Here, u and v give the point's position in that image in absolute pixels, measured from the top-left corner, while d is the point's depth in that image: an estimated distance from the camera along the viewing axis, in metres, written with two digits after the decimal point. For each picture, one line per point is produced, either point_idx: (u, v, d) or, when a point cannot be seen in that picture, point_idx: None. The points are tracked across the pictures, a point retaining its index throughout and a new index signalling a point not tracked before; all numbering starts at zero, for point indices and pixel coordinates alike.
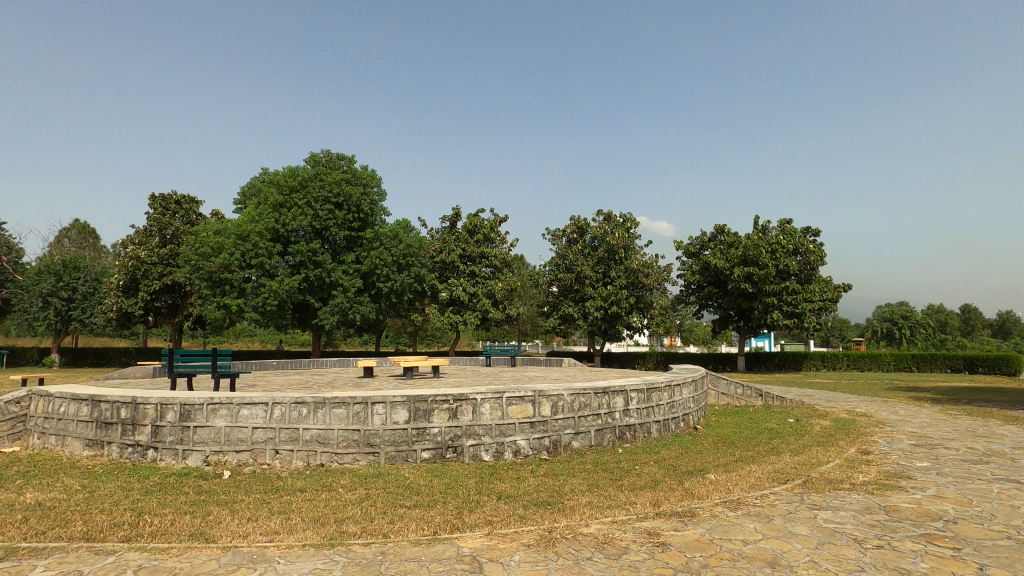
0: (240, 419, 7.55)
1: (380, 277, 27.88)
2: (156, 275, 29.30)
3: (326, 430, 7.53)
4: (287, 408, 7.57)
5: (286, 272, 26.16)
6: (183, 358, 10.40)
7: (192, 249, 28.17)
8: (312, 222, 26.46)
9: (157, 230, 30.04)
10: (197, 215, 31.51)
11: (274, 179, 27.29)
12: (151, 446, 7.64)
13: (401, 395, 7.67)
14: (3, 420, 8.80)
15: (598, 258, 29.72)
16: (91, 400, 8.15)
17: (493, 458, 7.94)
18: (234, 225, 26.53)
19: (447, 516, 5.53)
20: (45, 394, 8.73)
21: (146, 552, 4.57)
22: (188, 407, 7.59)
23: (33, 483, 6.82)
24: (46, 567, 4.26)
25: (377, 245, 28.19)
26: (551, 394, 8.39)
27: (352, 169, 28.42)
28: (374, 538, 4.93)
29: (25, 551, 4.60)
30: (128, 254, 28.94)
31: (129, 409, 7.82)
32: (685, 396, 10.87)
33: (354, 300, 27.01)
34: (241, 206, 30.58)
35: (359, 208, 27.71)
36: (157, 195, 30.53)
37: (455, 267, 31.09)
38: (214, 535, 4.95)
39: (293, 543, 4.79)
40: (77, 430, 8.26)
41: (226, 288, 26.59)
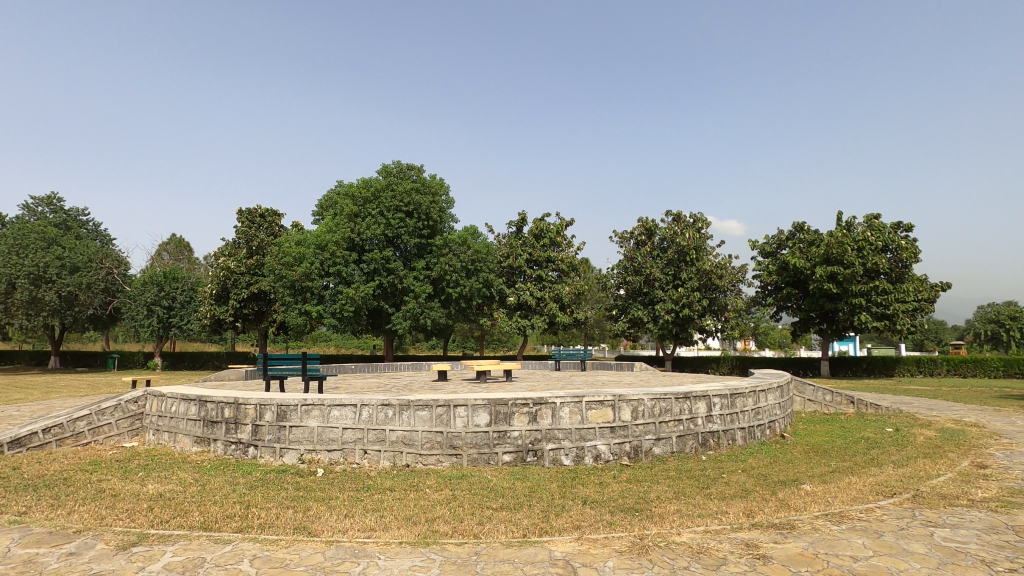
0: (331, 419, 7.93)
1: (449, 282, 28.50)
2: (244, 284, 31.38)
3: (411, 431, 7.78)
4: (374, 409, 7.87)
5: (361, 279, 27.25)
6: (275, 361, 11.06)
7: (275, 260, 29.88)
8: (385, 230, 27.44)
9: (244, 242, 32.17)
10: (279, 227, 33.48)
11: (348, 191, 28.55)
12: (252, 444, 8.16)
13: (482, 398, 7.79)
14: (124, 418, 9.70)
15: (667, 260, 28.99)
16: (198, 400, 8.82)
17: (573, 462, 7.92)
18: (313, 236, 27.93)
19: (535, 519, 5.56)
20: (159, 395, 9.55)
21: (258, 542, 4.88)
22: (284, 408, 8.06)
23: (153, 476, 7.46)
24: (174, 552, 4.65)
25: (446, 251, 28.83)
26: (631, 398, 8.25)
27: (421, 178, 29.18)
28: (466, 538, 5.04)
29: (155, 537, 5.03)
30: (220, 265, 31.14)
31: (232, 409, 8.41)
32: (770, 403, 10.37)
33: (424, 306, 27.75)
34: (319, 218, 32.17)
35: (429, 216, 28.51)
36: (243, 209, 32.63)
37: (522, 271, 31.29)
38: (316, 530, 5.21)
39: (390, 540, 4.96)
40: (187, 428, 8.96)
41: (307, 295, 28.01)
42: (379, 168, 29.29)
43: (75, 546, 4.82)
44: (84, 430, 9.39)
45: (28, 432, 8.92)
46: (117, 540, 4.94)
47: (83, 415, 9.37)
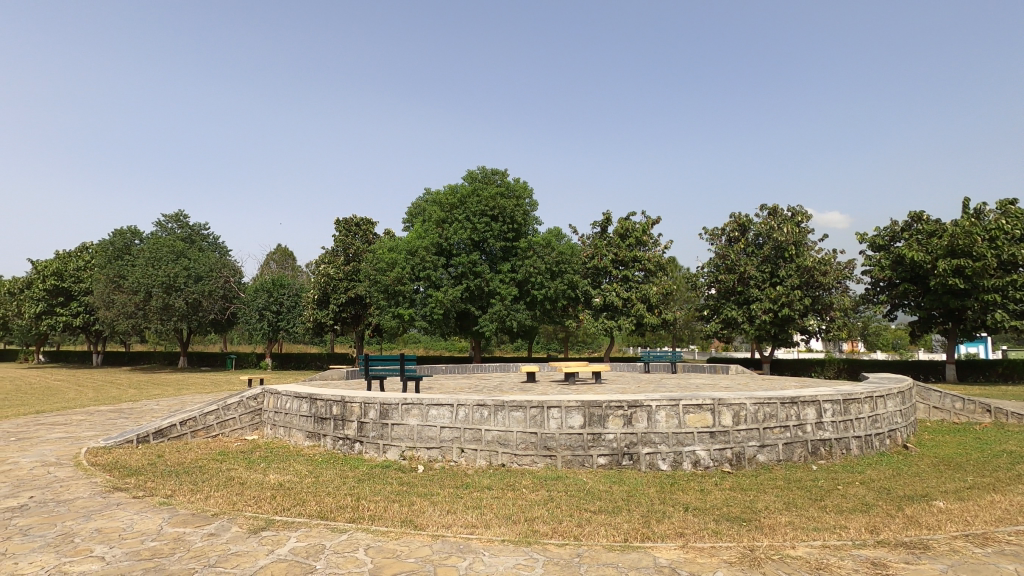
0: (430, 418, 8.23)
1: (535, 284, 28.72)
2: (342, 289, 33.33)
3: (505, 431, 7.91)
4: (470, 409, 8.08)
5: (450, 282, 28.08)
6: (376, 362, 11.65)
7: (370, 266, 31.51)
8: (471, 235, 28.11)
9: (342, 249, 34.22)
10: (373, 235, 35.32)
11: (436, 198, 29.62)
12: (357, 440, 8.66)
13: (576, 400, 7.76)
14: (246, 413, 10.65)
15: (763, 257, 27.35)
16: (309, 398, 9.49)
17: (671, 467, 7.68)
18: (404, 242, 29.14)
19: (636, 524, 5.45)
20: (275, 392, 10.39)
21: (370, 533, 5.17)
22: (386, 407, 8.48)
23: (272, 467, 8.13)
24: (298, 538, 5.02)
25: (531, 254, 29.01)
26: (732, 403, 7.87)
27: (505, 182, 29.66)
28: (567, 540, 5.04)
29: (280, 523, 5.48)
30: (321, 272, 33.33)
31: (338, 407, 8.97)
32: (890, 410, 9.49)
33: (510, 308, 28.14)
34: (409, 225, 33.62)
35: (513, 220, 28.85)
36: (341, 219, 34.71)
37: (607, 272, 30.85)
38: (422, 524, 5.44)
39: (492, 538, 5.06)
40: (300, 424, 9.67)
41: (400, 299, 29.27)
42: (465, 175, 30.14)
43: (214, 528, 5.35)
44: (213, 423, 10.39)
45: (168, 424, 10.02)
46: (248, 525, 5.43)
47: (213, 410, 10.39)
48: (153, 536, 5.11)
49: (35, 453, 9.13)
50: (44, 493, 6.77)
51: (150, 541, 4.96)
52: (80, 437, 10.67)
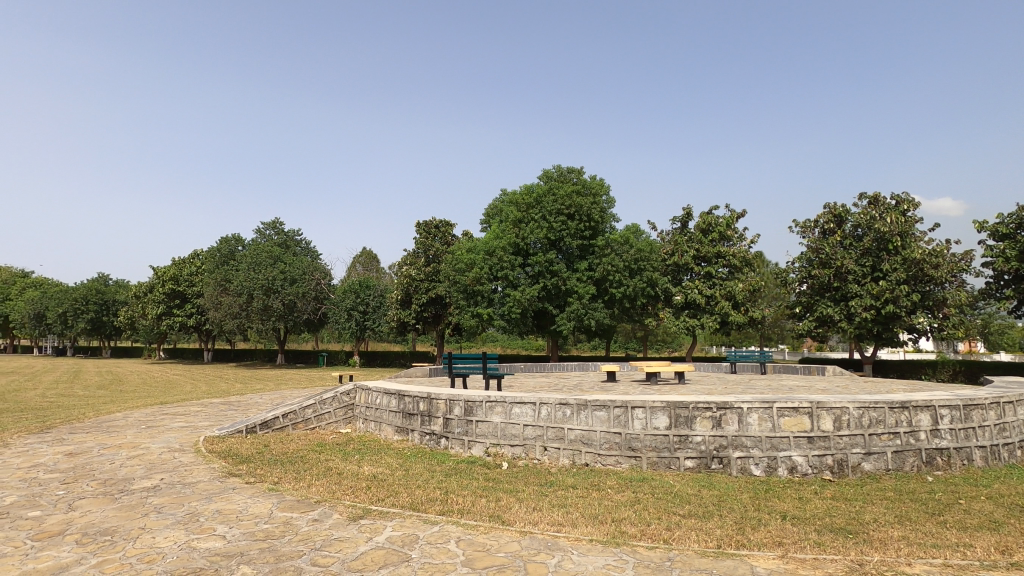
0: (513, 416, 8.35)
1: (613, 282, 28.30)
2: (423, 290, 34.43)
3: (589, 431, 7.86)
4: (553, 408, 8.11)
5: (527, 282, 28.26)
6: (460, 360, 11.97)
7: (449, 267, 32.33)
8: (547, 234, 28.16)
9: (423, 251, 35.40)
10: (451, 236, 36.29)
11: (513, 199, 29.93)
12: (444, 436, 8.94)
13: (661, 400, 7.58)
14: (340, 407, 11.29)
15: (863, 249, 25.31)
16: (398, 394, 9.92)
17: (765, 473, 7.32)
18: (482, 243, 29.64)
19: (729, 530, 5.25)
20: (366, 388, 10.96)
21: (460, 526, 5.33)
22: (470, 404, 8.69)
23: (365, 459, 8.58)
24: (393, 527, 5.28)
25: (608, 251, 28.61)
26: (833, 406, 7.37)
27: (581, 180, 29.46)
28: (657, 542, 4.94)
29: (377, 513, 5.77)
30: (403, 274, 34.65)
31: (425, 403, 9.31)
32: (1021, 418, 8.49)
33: (588, 307, 27.90)
34: (486, 226, 34.22)
35: (590, 217, 28.57)
36: (421, 222, 35.93)
37: (689, 269, 29.82)
38: (510, 520, 5.53)
39: (580, 537, 5.06)
40: (389, 418, 10.12)
41: (478, 299, 29.85)
42: (541, 174, 30.25)
43: (317, 514, 5.74)
44: (311, 417, 11.12)
45: (272, 416, 10.84)
46: (348, 513, 5.76)
47: (310, 404, 11.12)
48: (265, 519, 5.55)
49: (161, 440, 10.20)
50: (172, 476, 7.54)
51: (263, 524, 5.40)
52: (198, 426, 11.78)
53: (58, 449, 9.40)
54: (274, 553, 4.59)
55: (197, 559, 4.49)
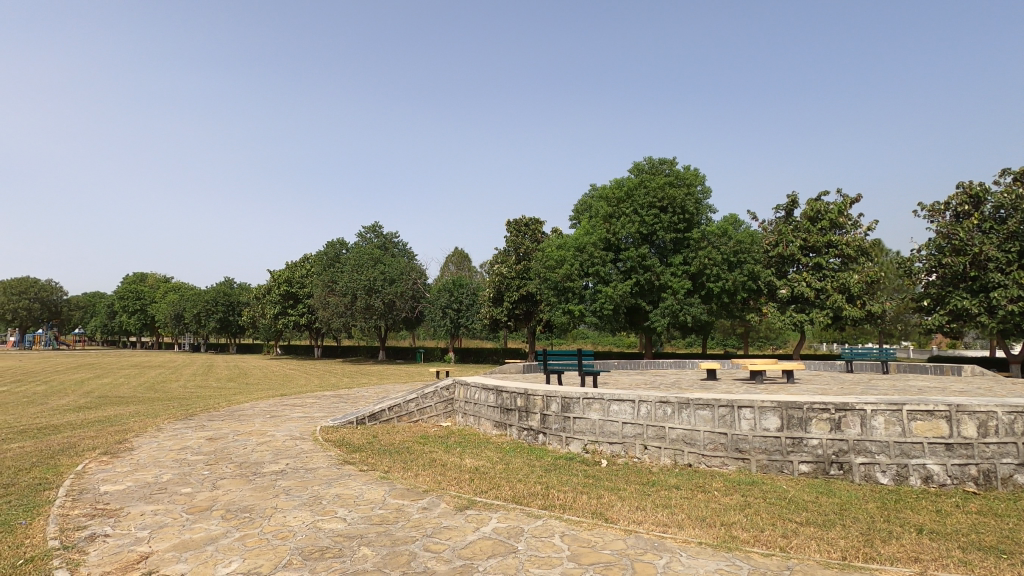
0: (611, 413, 8.25)
1: (710, 276, 27.11)
2: (514, 287, 34.85)
3: (692, 430, 7.59)
4: (653, 406, 7.92)
5: (619, 277, 27.74)
6: (555, 357, 12.03)
7: (540, 264, 32.48)
8: (639, 228, 27.48)
9: (513, 249, 35.87)
10: (541, 234, 36.51)
11: (603, 194, 29.54)
12: (541, 431, 9.03)
13: (771, 400, 7.16)
14: (440, 401, 11.73)
15: (1007, 233, 22.29)
16: (496, 389, 10.16)
17: (893, 482, 6.69)
18: (573, 239, 29.48)
19: (855, 541, 4.85)
20: (465, 384, 11.32)
21: (564, 521, 5.36)
22: (568, 400, 8.71)
23: (466, 452, 8.86)
24: (498, 519, 5.41)
25: (705, 244, 27.44)
26: (977, 410, 6.56)
27: (674, 171, 28.52)
28: (773, 550, 4.69)
29: (482, 504, 5.95)
30: (495, 272, 35.31)
31: (523, 399, 9.46)
32: None
33: (684, 302, 26.92)
34: (576, 222, 34.04)
35: (685, 209, 27.52)
36: (511, 220, 36.43)
37: (795, 260, 27.86)
38: (613, 518, 5.48)
39: (688, 538, 4.92)
40: (488, 413, 10.38)
41: (569, 295, 29.72)
42: (631, 167, 29.61)
43: (427, 502, 6.02)
44: (414, 410, 11.66)
45: (379, 409, 11.50)
46: (455, 503, 5.99)
47: (413, 398, 11.67)
48: (379, 504, 5.92)
49: (285, 428, 11.18)
50: (296, 461, 8.24)
51: (378, 509, 5.76)
52: (314, 417, 12.75)
53: (201, 434, 10.60)
54: (390, 537, 4.88)
55: (323, 538, 4.87)
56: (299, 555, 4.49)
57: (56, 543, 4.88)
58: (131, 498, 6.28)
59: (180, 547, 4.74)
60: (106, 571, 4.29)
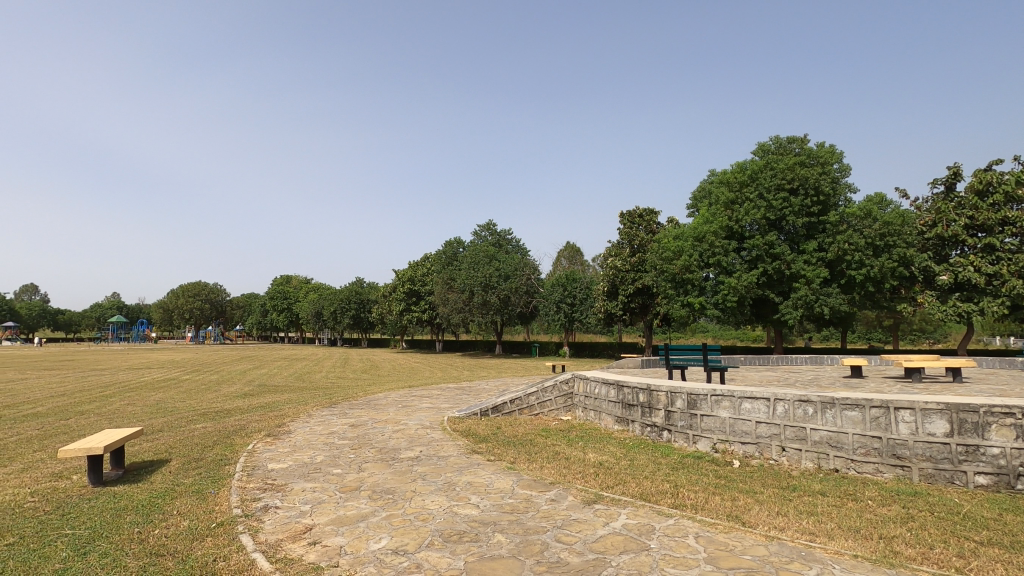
0: (743, 412, 7.79)
1: (850, 263, 24.53)
2: (630, 280, 33.97)
3: (838, 433, 6.94)
4: (791, 405, 7.35)
5: (743, 267, 26.01)
6: (678, 351, 11.62)
7: (656, 256, 31.40)
8: (766, 214, 25.57)
9: (627, 242, 35.08)
10: (656, 224, 35.41)
11: (723, 179, 27.95)
12: (666, 428, 8.77)
13: (937, 401, 6.33)
14: (560, 395, 11.83)
15: None
16: (617, 384, 10.06)
17: None
18: (691, 228, 28.18)
19: None
20: (584, 378, 11.32)
21: (698, 522, 5.18)
22: (694, 397, 8.38)
23: (589, 446, 8.88)
24: (628, 516, 5.36)
25: (844, 228, 24.89)
26: None
27: (805, 149, 26.24)
28: (947, 571, 4.16)
29: (609, 499, 5.93)
30: (609, 265, 34.71)
31: (645, 394, 9.27)
32: None
33: (820, 293, 24.57)
34: (694, 210, 32.57)
35: (818, 190, 25.16)
36: (625, 212, 35.65)
37: (958, 242, 24.28)
38: (752, 522, 5.19)
39: (841, 550, 4.52)
40: (609, 408, 10.30)
41: (688, 287, 28.41)
42: (755, 149, 27.69)
43: (554, 494, 6.12)
44: (534, 403, 11.89)
45: (502, 401, 11.86)
46: (582, 496, 6.03)
47: (533, 391, 11.88)
48: (509, 494, 6.13)
49: (416, 418, 11.92)
50: (428, 449, 8.79)
51: (508, 498, 5.96)
52: (441, 408, 13.45)
53: (345, 421, 11.66)
54: (522, 526, 5.03)
55: (460, 522, 5.15)
56: (439, 537, 4.79)
57: (239, 511, 5.66)
58: (293, 476, 7.11)
59: (336, 522, 5.26)
60: (279, 538, 4.90)
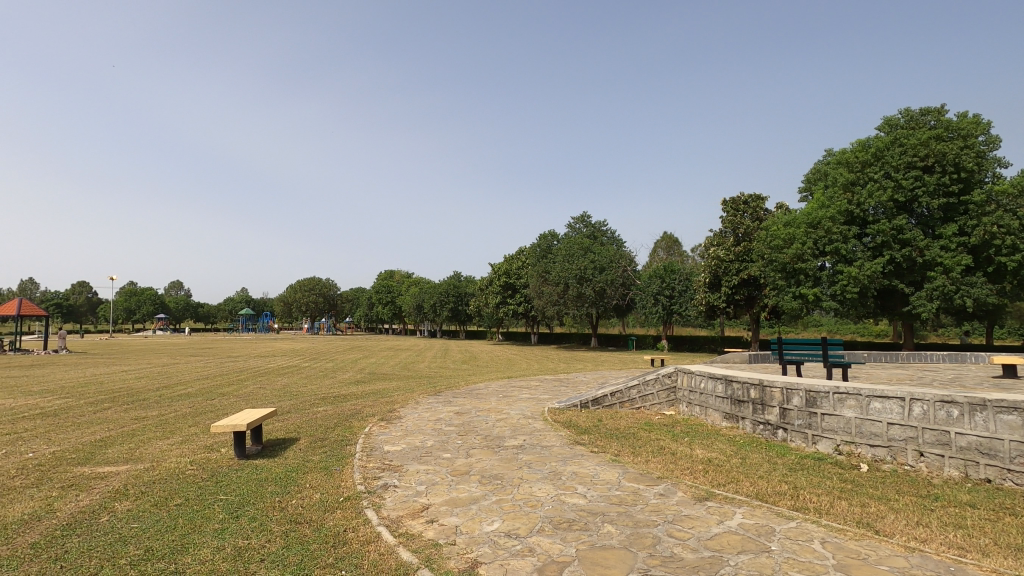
0: (872, 412, 7.15)
1: (1000, 248, 21.53)
2: (734, 271, 32.16)
3: (990, 439, 6.14)
4: (931, 406, 6.61)
5: (866, 255, 23.73)
6: (793, 345, 10.89)
7: (764, 245, 29.51)
8: (894, 195, 23.15)
9: (731, 230, 33.25)
10: (763, 211, 33.28)
11: (841, 159, 25.66)
12: (781, 426, 8.28)
13: None
14: (663, 389, 11.53)
15: None
16: (725, 379, 9.65)
17: None
18: (804, 214, 26.19)
19: None
20: (688, 372, 10.95)
21: (823, 526, 4.85)
22: (813, 394, 7.82)
23: (696, 442, 8.58)
24: (743, 515, 5.13)
25: (992, 208, 21.86)
26: None
27: (942, 121, 23.41)
28: None
29: (722, 497, 5.71)
30: (711, 255, 33.07)
31: (757, 390, 8.80)
32: None
33: (960, 282, 21.82)
34: (807, 194, 30.23)
35: (959, 166, 22.33)
36: (728, 199, 33.79)
37: None
38: (886, 531, 4.77)
39: (1000, 569, 4.03)
40: (716, 404, 9.90)
41: (801, 278, 26.39)
42: (880, 124, 25.17)
43: (663, 489, 6.00)
44: (636, 397, 11.67)
45: (602, 394, 11.76)
46: (692, 492, 5.86)
47: (634, 384, 11.67)
48: (615, 486, 6.10)
49: (517, 408, 12.17)
50: (532, 438, 8.95)
51: (614, 490, 5.93)
52: (541, 399, 13.59)
53: (450, 408, 12.15)
54: (632, 519, 4.99)
55: (568, 511, 5.22)
56: (549, 523, 4.88)
57: (362, 488, 6.13)
58: (408, 458, 7.57)
59: (451, 503, 5.53)
60: (400, 514, 5.24)
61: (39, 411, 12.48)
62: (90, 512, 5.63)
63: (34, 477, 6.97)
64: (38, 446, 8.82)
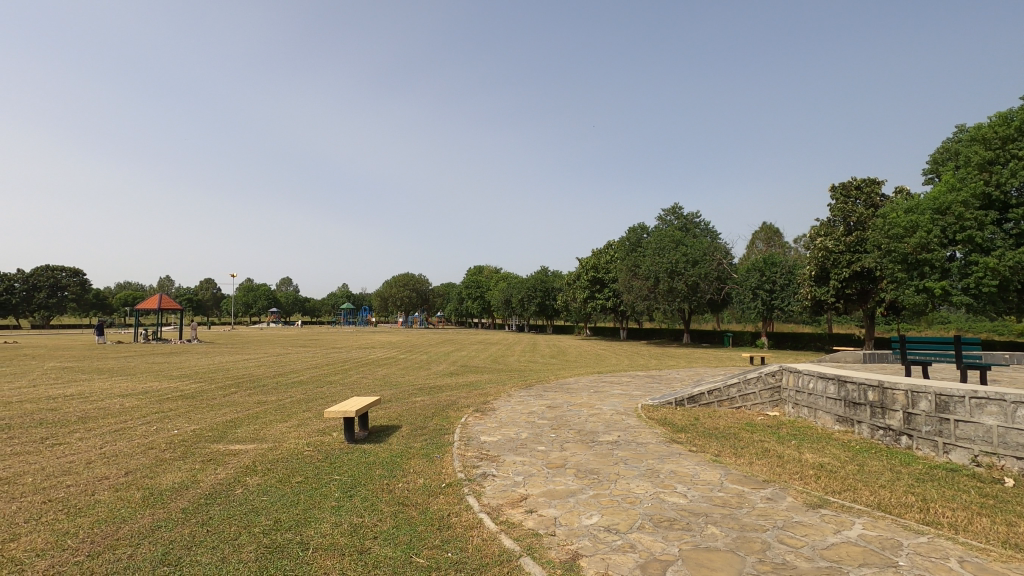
0: (1019, 420, 6.32)
1: None
2: (844, 263, 29.59)
3: None
4: None
5: (1007, 243, 20.96)
6: (918, 344, 9.90)
7: (881, 234, 26.85)
8: None
9: (841, 219, 30.71)
10: (879, 196, 30.39)
11: (976, 135, 22.84)
12: (905, 432, 7.57)
13: None
14: (766, 388, 10.93)
15: None
16: (838, 380, 8.97)
17: None
18: (929, 198, 23.56)
19: None
20: (794, 371, 10.29)
21: (960, 544, 4.39)
22: (944, 398, 7.05)
23: (806, 445, 8.05)
24: (864, 526, 4.76)
25: None
26: None
27: None
28: None
29: (838, 505, 5.34)
30: (817, 247, 30.58)
31: (876, 392, 8.10)
32: None
33: None
34: (932, 176, 27.24)
35: None
36: (837, 185, 31.20)
37: None
38: None
39: None
40: (827, 406, 9.23)
41: (925, 269, 23.64)
42: None
43: (770, 493, 5.71)
44: (736, 396, 11.15)
45: (698, 392, 11.32)
46: (804, 498, 5.51)
47: (734, 382, 11.14)
48: (717, 486, 5.89)
49: (610, 403, 12.05)
50: (626, 434, 8.84)
51: (717, 491, 5.73)
52: (634, 395, 13.35)
53: (542, 402, 12.26)
54: (738, 522, 4.80)
55: (669, 510, 5.11)
56: (650, 521, 4.82)
57: (462, 475, 6.37)
58: (504, 449, 7.75)
59: (549, 494, 5.61)
60: (500, 503, 5.40)
61: (180, 393, 14.12)
62: (227, 484, 6.32)
63: (179, 451, 7.91)
64: (182, 424, 10.00)
